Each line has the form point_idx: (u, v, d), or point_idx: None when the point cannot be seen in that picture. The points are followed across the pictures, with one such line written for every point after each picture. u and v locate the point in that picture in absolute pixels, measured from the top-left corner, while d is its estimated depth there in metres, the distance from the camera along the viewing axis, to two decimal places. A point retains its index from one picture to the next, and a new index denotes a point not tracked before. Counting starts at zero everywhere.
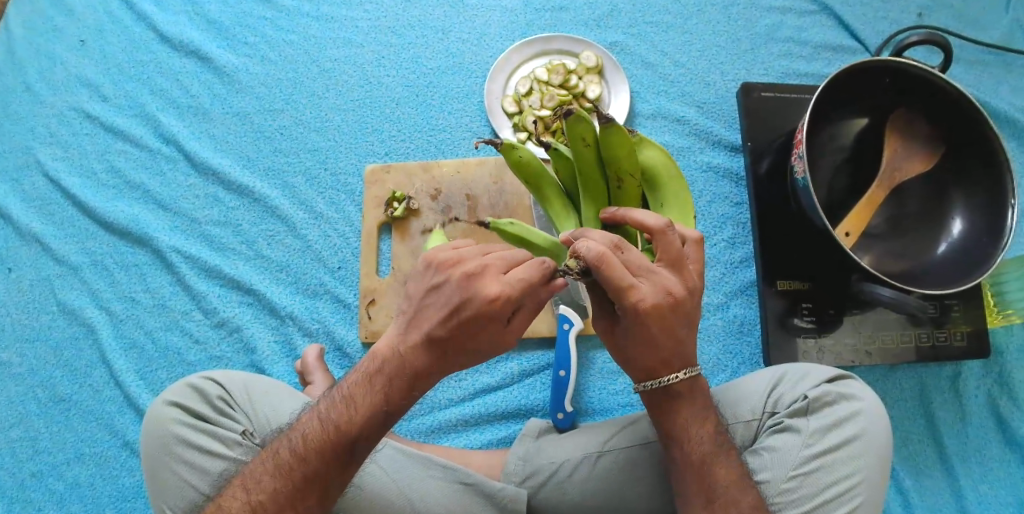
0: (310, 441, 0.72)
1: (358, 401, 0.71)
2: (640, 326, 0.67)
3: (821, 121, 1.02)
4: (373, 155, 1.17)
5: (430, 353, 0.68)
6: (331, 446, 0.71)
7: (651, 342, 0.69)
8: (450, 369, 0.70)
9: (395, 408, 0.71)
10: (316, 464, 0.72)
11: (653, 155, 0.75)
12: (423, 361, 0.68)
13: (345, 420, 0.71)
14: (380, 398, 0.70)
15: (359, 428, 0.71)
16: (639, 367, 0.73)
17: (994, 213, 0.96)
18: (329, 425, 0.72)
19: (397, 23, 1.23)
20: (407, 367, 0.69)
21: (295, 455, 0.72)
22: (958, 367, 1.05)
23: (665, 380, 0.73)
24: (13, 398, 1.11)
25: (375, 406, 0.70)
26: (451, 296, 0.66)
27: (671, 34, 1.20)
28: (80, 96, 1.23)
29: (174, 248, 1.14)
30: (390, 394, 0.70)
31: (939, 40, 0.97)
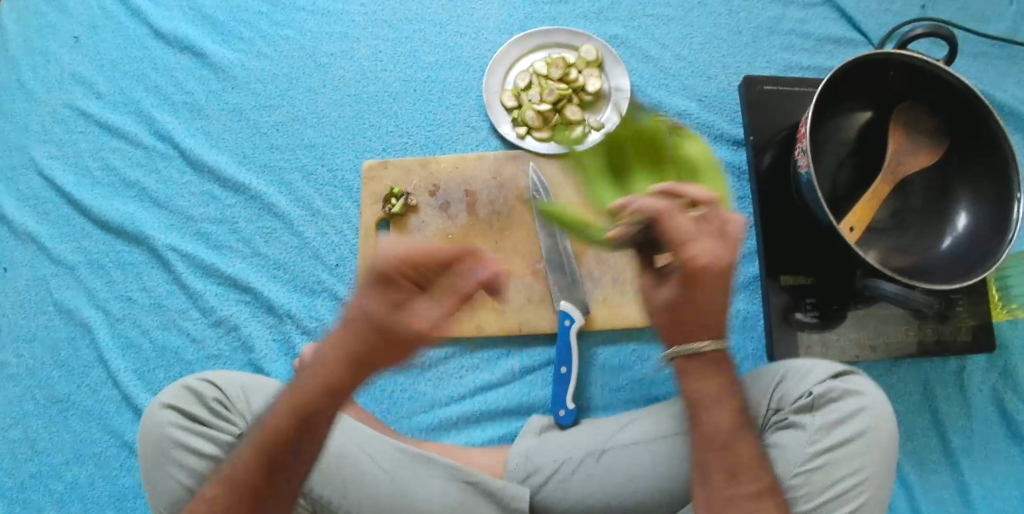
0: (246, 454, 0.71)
1: (280, 412, 0.68)
2: (692, 286, 0.70)
3: (824, 115, 1.01)
4: (371, 151, 1.16)
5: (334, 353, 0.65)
6: (262, 459, 0.69)
7: (694, 306, 0.71)
8: (365, 366, 0.65)
9: (317, 413, 0.68)
10: (250, 475, 0.70)
11: (695, 149, 0.86)
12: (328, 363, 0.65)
13: (272, 431, 0.69)
14: (300, 405, 0.67)
15: (287, 437, 0.68)
16: (674, 331, 0.74)
17: (998, 207, 0.95)
18: (261, 437, 0.69)
19: (395, 17, 1.21)
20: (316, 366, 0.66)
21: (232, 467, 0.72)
22: (963, 362, 1.04)
23: (699, 350, 0.74)
24: (10, 399, 1.10)
25: (297, 414, 0.67)
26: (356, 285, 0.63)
27: (672, 27, 1.19)
28: (74, 94, 1.21)
29: (171, 247, 1.12)
30: (308, 399, 0.67)
31: (944, 33, 0.96)
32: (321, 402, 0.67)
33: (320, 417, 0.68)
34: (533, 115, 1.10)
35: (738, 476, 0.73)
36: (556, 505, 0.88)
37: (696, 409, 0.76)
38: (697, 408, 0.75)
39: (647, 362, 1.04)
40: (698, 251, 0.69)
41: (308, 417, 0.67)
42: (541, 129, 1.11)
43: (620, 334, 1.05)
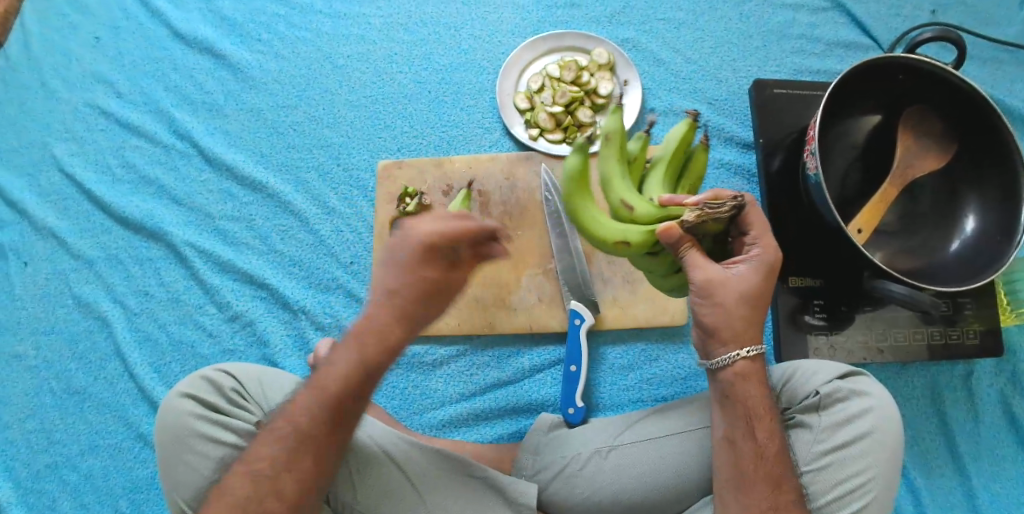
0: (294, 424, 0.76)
1: (326, 383, 0.77)
2: (769, 276, 0.75)
3: (834, 118, 1.02)
4: (385, 151, 1.18)
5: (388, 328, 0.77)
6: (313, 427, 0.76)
7: (757, 299, 0.74)
8: (419, 318, 0.77)
9: (367, 383, 0.78)
10: (301, 442, 0.76)
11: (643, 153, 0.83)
12: (377, 337, 0.77)
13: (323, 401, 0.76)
14: (350, 375, 0.77)
15: (336, 405, 0.77)
16: (736, 330, 0.75)
17: (1008, 210, 0.95)
18: (310, 405, 0.76)
19: (410, 20, 1.23)
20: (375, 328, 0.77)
21: (279, 436, 0.76)
22: (971, 365, 1.05)
23: (756, 349, 0.76)
24: (28, 391, 1.12)
25: (348, 384, 0.77)
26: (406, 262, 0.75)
27: (683, 30, 1.20)
28: (95, 93, 1.24)
29: (189, 243, 1.15)
30: (359, 370, 0.77)
31: (952, 37, 0.97)
32: (374, 371, 0.77)
33: (368, 387, 0.78)
34: (546, 117, 1.12)
35: (756, 482, 0.76)
36: (564, 501, 0.89)
37: (744, 420, 0.76)
38: (745, 420, 0.76)
39: (656, 362, 1.06)
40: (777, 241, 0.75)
41: (360, 387, 0.77)
42: (554, 131, 1.13)
43: (628, 333, 1.07)
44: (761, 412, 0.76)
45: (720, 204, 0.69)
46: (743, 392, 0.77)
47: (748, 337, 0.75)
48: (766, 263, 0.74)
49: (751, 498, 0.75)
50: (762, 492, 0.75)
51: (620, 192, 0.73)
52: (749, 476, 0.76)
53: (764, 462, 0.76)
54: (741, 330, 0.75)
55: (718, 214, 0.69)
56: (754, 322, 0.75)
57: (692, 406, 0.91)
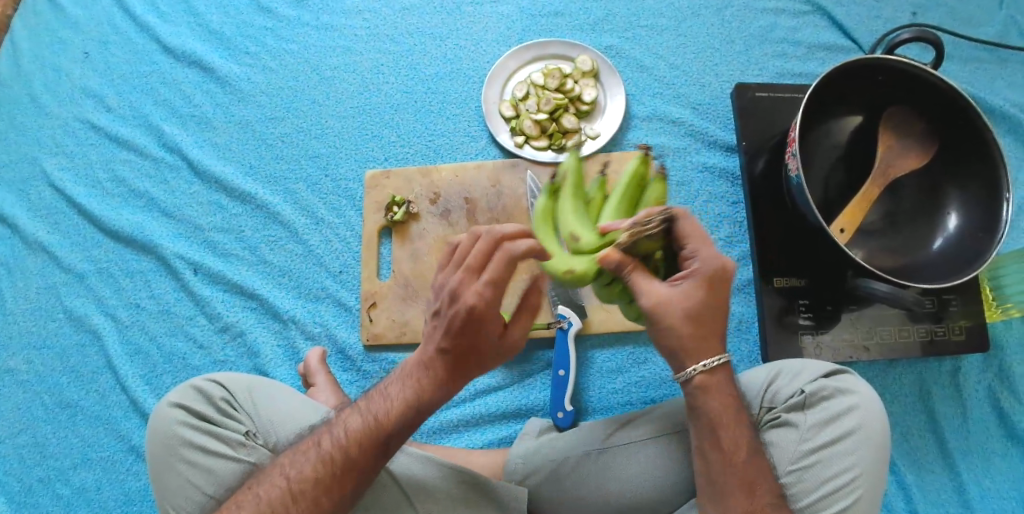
0: (312, 465, 0.76)
1: (350, 428, 0.76)
2: (712, 287, 0.72)
3: (815, 120, 1.04)
4: (373, 160, 1.18)
5: (423, 380, 0.75)
6: (329, 470, 0.75)
7: (706, 312, 0.73)
8: (473, 366, 0.75)
9: (390, 436, 0.75)
10: (317, 483, 0.75)
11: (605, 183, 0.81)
12: (409, 388, 0.76)
13: (344, 444, 0.76)
14: (375, 423, 0.76)
15: (355, 453, 0.75)
16: (689, 347, 0.74)
17: (989, 207, 0.96)
18: (331, 447, 0.76)
19: (395, 31, 1.25)
20: (434, 368, 0.75)
21: (297, 473, 0.76)
22: (958, 362, 1.05)
23: (714, 362, 0.74)
24: (20, 405, 1.12)
25: (367, 430, 0.75)
26: (456, 325, 0.72)
27: (666, 36, 1.21)
28: (84, 107, 1.25)
29: (179, 256, 1.15)
30: (384, 422, 0.76)
31: (930, 37, 0.98)
32: (399, 424, 0.75)
33: (390, 441, 0.76)
34: (531, 124, 1.13)
35: (729, 485, 0.75)
36: (555, 504, 0.90)
37: (709, 428, 0.76)
38: (710, 429, 0.76)
39: (644, 365, 1.06)
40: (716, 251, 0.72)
41: (382, 439, 0.75)
42: (539, 138, 1.14)
43: (616, 337, 1.07)
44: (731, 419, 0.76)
45: (649, 222, 0.70)
46: (703, 404, 0.76)
47: (707, 349, 0.74)
48: (706, 274, 0.72)
49: (724, 501, 0.75)
50: (735, 496, 0.75)
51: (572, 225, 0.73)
52: (720, 482, 0.75)
53: (734, 469, 0.75)
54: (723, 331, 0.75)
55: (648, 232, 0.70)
56: (703, 337, 0.74)
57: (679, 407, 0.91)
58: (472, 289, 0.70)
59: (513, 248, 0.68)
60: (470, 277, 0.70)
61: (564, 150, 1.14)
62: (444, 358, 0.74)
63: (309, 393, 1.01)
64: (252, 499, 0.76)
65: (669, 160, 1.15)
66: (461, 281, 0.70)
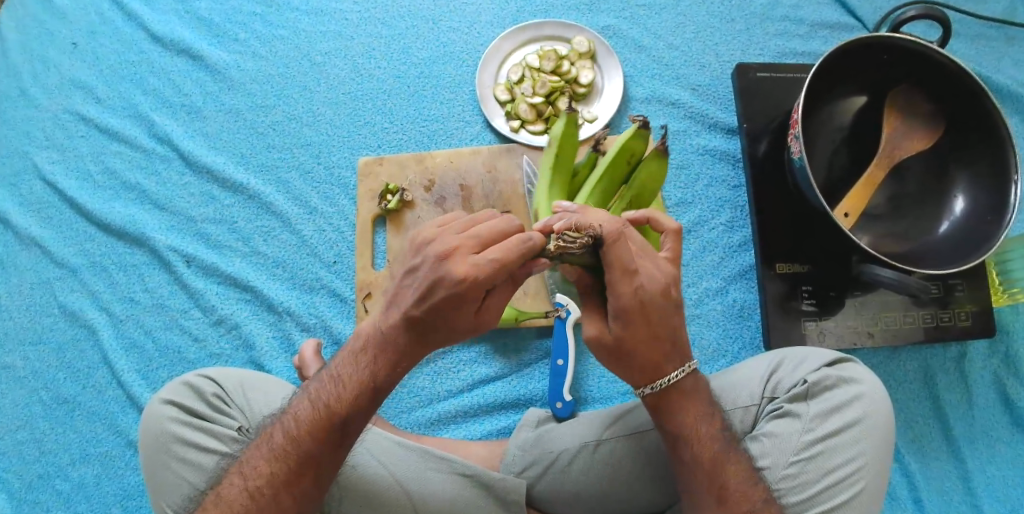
0: (266, 461, 0.74)
1: (300, 415, 0.74)
2: (637, 319, 0.68)
3: (818, 101, 1.01)
4: (366, 148, 1.16)
5: (378, 358, 0.72)
6: (284, 464, 0.73)
7: (639, 341, 0.70)
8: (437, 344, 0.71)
9: (346, 422, 0.73)
10: (273, 478, 0.73)
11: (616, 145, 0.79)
12: (363, 365, 0.72)
13: (296, 436, 0.74)
14: (328, 410, 0.73)
15: (309, 444, 0.73)
16: (635, 372, 0.72)
17: (997, 190, 0.94)
18: (284, 439, 0.74)
19: (387, 14, 1.21)
20: (391, 344, 0.71)
21: (252, 470, 0.75)
22: (964, 347, 1.04)
23: (664, 383, 0.73)
24: (18, 401, 1.11)
25: (318, 416, 0.73)
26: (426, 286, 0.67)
27: (664, 16, 1.18)
28: (74, 99, 1.22)
29: (171, 248, 1.13)
30: (337, 408, 0.73)
31: (937, 14, 0.95)
32: (354, 408, 0.73)
33: (347, 426, 0.73)
34: (526, 109, 1.10)
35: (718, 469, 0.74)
36: (555, 496, 0.89)
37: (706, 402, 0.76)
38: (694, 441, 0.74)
39: None
40: (635, 285, 0.67)
41: (337, 426, 0.73)
42: (535, 122, 1.12)
43: None
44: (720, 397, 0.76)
45: (575, 238, 0.65)
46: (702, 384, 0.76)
47: (651, 373, 0.72)
48: (625, 309, 0.67)
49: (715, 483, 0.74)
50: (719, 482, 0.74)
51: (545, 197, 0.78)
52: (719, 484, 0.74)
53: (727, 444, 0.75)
54: None
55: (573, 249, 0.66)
56: (638, 363, 0.71)
57: None
58: (467, 262, 0.65)
59: (530, 239, 0.65)
60: (470, 248, 0.66)
61: None
62: (408, 333, 0.70)
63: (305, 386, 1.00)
64: (215, 501, 0.75)
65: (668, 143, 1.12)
66: (461, 247, 0.66)
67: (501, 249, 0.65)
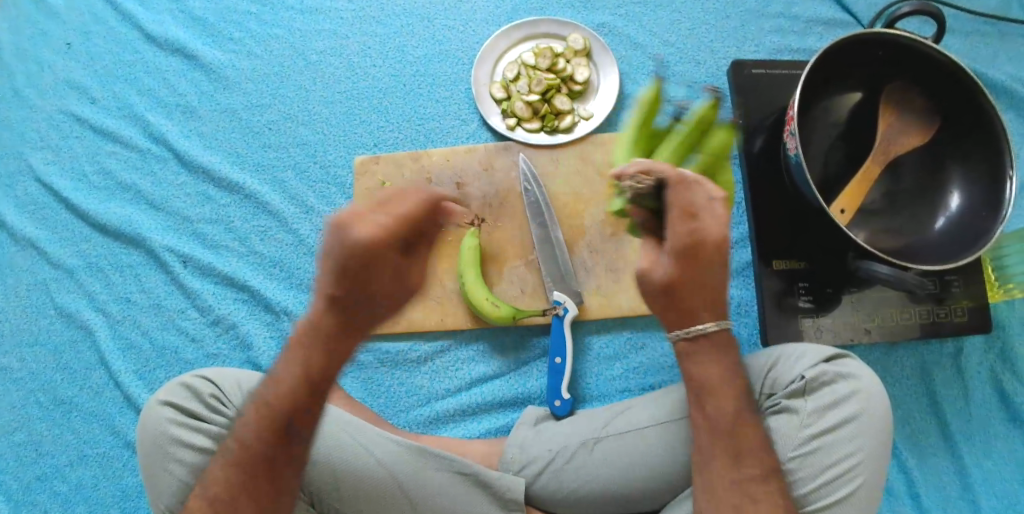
0: (224, 467, 0.75)
1: (279, 380, 0.75)
2: (687, 259, 0.72)
3: (814, 97, 1.01)
4: (362, 147, 1.16)
5: (311, 350, 0.72)
6: (269, 431, 0.74)
7: (684, 281, 0.73)
8: (366, 319, 0.69)
9: (319, 382, 0.74)
10: (258, 446, 0.74)
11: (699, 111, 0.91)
12: (297, 359, 0.73)
13: (276, 401, 0.74)
14: (270, 407, 0.74)
15: (289, 408, 0.74)
16: (669, 312, 0.76)
17: (993, 187, 0.94)
18: (235, 443, 0.75)
19: (382, 12, 1.21)
20: (319, 330, 0.70)
21: (241, 443, 0.75)
22: (961, 343, 1.04)
23: (698, 329, 0.76)
24: (15, 403, 1.11)
25: (294, 381, 0.73)
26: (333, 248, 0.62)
27: (660, 13, 1.18)
28: (68, 99, 1.22)
29: (167, 248, 1.13)
30: (310, 372, 0.73)
31: (932, 10, 0.95)
32: (323, 371, 0.73)
33: (318, 386, 0.74)
34: (523, 106, 1.10)
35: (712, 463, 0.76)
36: (554, 494, 0.89)
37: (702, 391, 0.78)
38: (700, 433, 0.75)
39: (642, 350, 1.05)
40: (687, 226, 0.71)
41: (309, 389, 0.74)
42: (531, 120, 1.11)
43: (613, 323, 1.06)
44: (718, 391, 0.77)
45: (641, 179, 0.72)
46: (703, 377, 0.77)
47: (686, 318, 0.76)
48: (679, 247, 0.71)
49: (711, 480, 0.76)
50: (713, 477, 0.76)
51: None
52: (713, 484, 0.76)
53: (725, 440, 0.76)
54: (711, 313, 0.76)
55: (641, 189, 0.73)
56: (679, 305, 0.75)
57: (672, 395, 0.89)
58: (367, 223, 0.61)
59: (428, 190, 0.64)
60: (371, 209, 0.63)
61: (557, 132, 1.11)
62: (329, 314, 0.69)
63: None
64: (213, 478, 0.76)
65: None
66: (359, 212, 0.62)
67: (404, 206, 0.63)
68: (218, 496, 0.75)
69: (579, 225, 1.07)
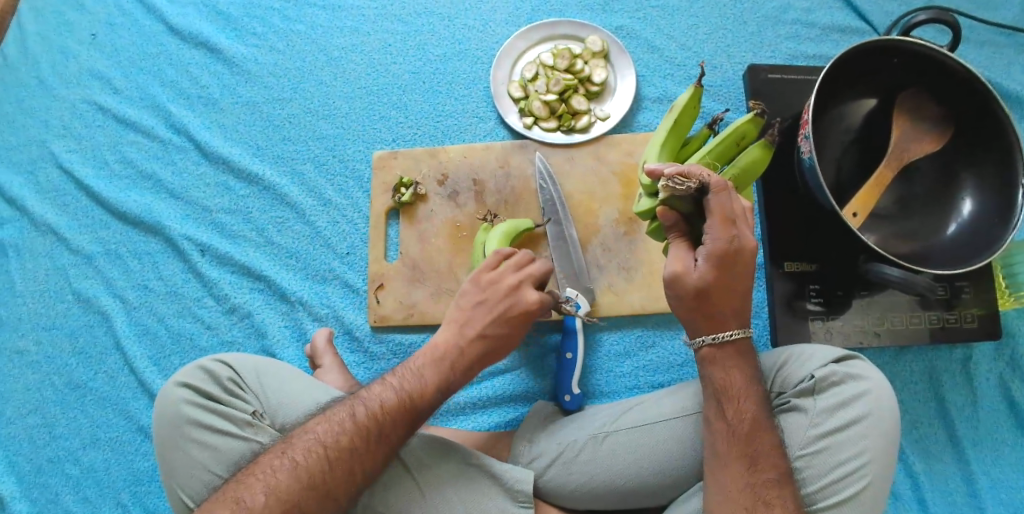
0: (321, 446, 0.77)
1: (405, 393, 0.82)
2: (725, 265, 0.75)
3: (828, 102, 1.02)
4: (381, 142, 1.18)
5: (455, 366, 0.85)
6: (366, 439, 0.78)
7: (721, 287, 0.76)
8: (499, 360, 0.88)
9: (422, 414, 0.82)
10: (353, 451, 0.78)
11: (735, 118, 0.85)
12: (441, 370, 0.84)
13: (379, 417, 0.80)
14: (400, 405, 0.81)
15: (387, 426, 0.79)
16: (699, 320, 0.78)
17: (1005, 194, 0.95)
18: (348, 425, 0.79)
19: (403, 11, 1.23)
20: (467, 355, 0.85)
21: (333, 442, 0.77)
22: (970, 350, 1.04)
23: (724, 336, 0.78)
24: (30, 385, 1.13)
25: (402, 407, 0.81)
26: (495, 312, 0.86)
27: (677, 18, 1.20)
28: (92, 89, 1.24)
29: (186, 237, 1.15)
30: (418, 397, 0.82)
31: (948, 19, 0.96)
32: (430, 405, 0.83)
33: (420, 417, 0.82)
34: (540, 106, 1.12)
35: (724, 470, 0.76)
36: (562, 487, 0.90)
37: (716, 399, 0.79)
38: None
39: (652, 349, 1.06)
40: (735, 233, 0.74)
41: (416, 416, 0.81)
42: (548, 119, 1.13)
43: (624, 321, 1.07)
44: (734, 394, 0.78)
45: (684, 182, 0.71)
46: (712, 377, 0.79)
47: (714, 324, 0.78)
48: (718, 253, 0.74)
49: (726, 485, 0.76)
50: (724, 483, 0.76)
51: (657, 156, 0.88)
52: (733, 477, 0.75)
53: (736, 442, 0.77)
54: (729, 314, 0.78)
55: (681, 191, 0.72)
56: (709, 311, 0.77)
57: (683, 392, 0.90)
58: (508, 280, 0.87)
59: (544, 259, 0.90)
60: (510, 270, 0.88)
61: (573, 131, 1.12)
62: (480, 345, 0.86)
63: (317, 374, 1.02)
64: (287, 465, 0.76)
65: None
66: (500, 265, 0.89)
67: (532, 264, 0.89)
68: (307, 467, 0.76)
69: (593, 224, 1.08)
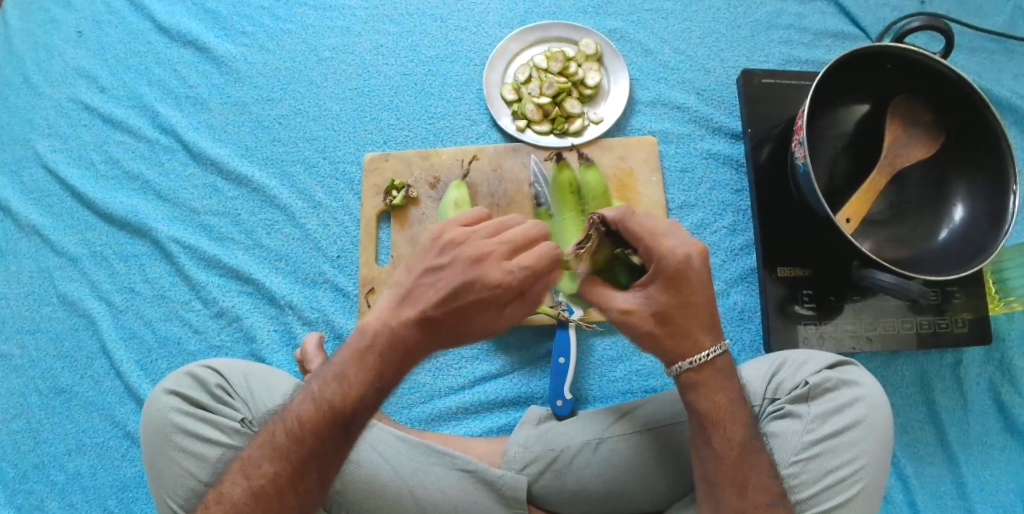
0: (269, 461, 0.74)
1: (335, 401, 0.72)
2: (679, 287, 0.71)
3: (822, 108, 1.02)
4: (372, 143, 1.16)
5: (379, 362, 0.72)
6: (286, 465, 0.73)
7: (701, 300, 0.73)
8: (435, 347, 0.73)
9: (349, 423, 0.73)
10: (275, 477, 0.73)
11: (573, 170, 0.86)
12: (365, 367, 0.72)
13: (297, 434, 0.73)
14: (331, 410, 0.72)
15: (312, 443, 0.73)
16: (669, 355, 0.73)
17: (995, 201, 0.95)
18: (286, 438, 0.74)
19: (396, 11, 1.22)
20: (397, 342, 0.71)
21: (255, 470, 0.74)
22: (960, 355, 1.05)
23: (699, 359, 0.74)
24: (14, 390, 1.11)
25: (321, 413, 0.73)
26: (446, 285, 0.69)
27: (671, 21, 1.19)
28: (78, 87, 1.22)
29: (173, 239, 1.13)
30: (344, 405, 0.72)
31: (941, 25, 0.96)
32: (359, 406, 0.73)
33: (350, 424, 0.73)
34: (533, 108, 1.11)
35: (729, 488, 0.74)
36: (554, 494, 0.89)
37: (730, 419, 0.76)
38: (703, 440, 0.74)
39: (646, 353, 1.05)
40: (679, 244, 0.71)
41: (342, 424, 0.73)
42: (541, 122, 1.12)
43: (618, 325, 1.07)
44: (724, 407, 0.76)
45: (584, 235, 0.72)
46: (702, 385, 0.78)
47: (691, 351, 0.73)
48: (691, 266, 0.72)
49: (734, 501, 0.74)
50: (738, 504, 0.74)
51: (594, 194, 0.86)
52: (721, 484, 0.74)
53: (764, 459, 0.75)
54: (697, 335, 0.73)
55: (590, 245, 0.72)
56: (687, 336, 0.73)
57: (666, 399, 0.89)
58: (503, 268, 0.68)
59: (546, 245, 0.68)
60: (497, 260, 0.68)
61: (567, 135, 1.12)
62: (416, 327, 0.71)
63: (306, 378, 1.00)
64: (218, 500, 0.75)
65: (673, 147, 1.13)
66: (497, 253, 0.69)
67: (532, 255, 0.68)
68: (263, 488, 0.73)
69: None
